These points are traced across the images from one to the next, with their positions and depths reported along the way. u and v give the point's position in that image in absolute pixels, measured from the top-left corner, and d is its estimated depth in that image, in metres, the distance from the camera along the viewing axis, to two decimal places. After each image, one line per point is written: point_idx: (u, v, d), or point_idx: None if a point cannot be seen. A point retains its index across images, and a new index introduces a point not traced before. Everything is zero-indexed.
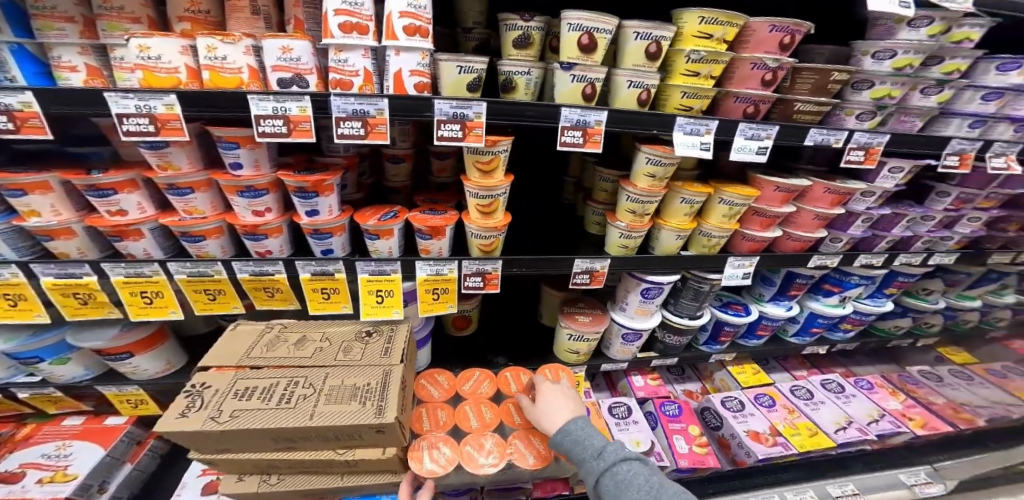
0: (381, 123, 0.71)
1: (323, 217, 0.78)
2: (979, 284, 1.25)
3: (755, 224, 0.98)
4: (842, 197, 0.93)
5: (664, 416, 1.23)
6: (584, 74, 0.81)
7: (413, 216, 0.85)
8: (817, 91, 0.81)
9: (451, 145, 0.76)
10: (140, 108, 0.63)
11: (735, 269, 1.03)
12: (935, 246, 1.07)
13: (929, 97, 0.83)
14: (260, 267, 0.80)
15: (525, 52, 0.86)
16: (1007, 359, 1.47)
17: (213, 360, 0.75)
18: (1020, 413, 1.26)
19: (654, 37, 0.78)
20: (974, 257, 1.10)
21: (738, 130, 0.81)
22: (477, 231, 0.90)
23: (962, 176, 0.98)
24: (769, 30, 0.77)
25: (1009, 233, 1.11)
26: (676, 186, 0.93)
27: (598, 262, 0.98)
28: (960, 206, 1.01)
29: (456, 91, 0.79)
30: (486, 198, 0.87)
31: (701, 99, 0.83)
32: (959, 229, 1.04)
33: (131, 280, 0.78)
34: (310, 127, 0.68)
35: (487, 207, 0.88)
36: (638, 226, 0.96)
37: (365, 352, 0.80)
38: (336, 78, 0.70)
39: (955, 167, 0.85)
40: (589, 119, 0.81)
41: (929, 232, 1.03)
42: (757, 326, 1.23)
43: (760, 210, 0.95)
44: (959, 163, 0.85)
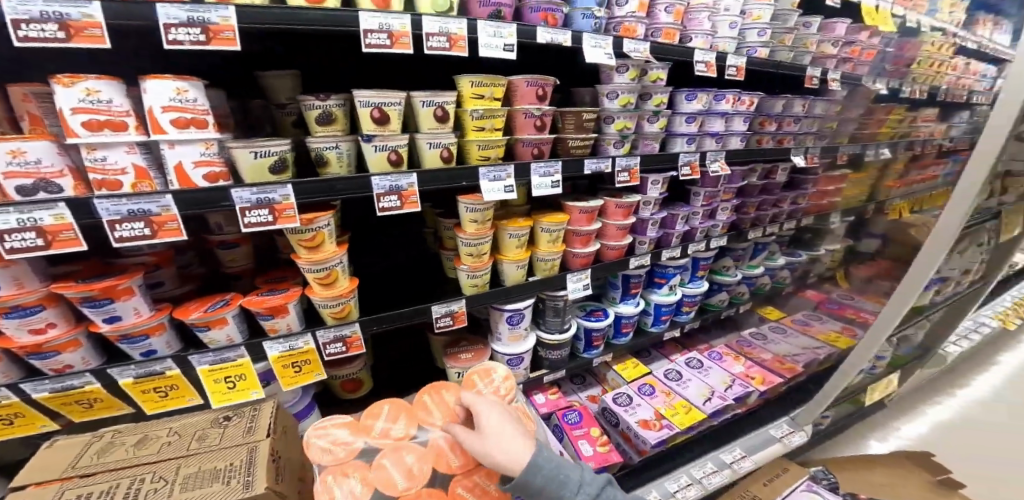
0: (171, 219, 0.69)
1: (128, 320, 0.75)
2: (756, 254, 1.60)
3: (577, 242, 1.18)
4: (629, 208, 1.18)
5: (567, 425, 1.32)
6: (384, 143, 0.87)
7: (247, 301, 0.84)
8: (579, 128, 1.01)
9: (263, 229, 0.77)
10: None
11: (577, 283, 1.21)
12: (710, 232, 1.35)
13: (654, 124, 1.09)
14: (60, 384, 0.73)
15: (330, 127, 0.88)
16: (805, 308, 1.84)
17: (28, 477, 0.64)
18: (823, 353, 1.59)
19: (436, 103, 0.88)
20: (737, 237, 1.38)
21: (533, 169, 0.98)
22: (324, 302, 0.92)
23: (700, 179, 1.27)
24: (526, 86, 0.94)
25: (751, 214, 1.39)
26: (502, 225, 1.08)
27: (455, 303, 1.07)
28: (714, 200, 1.29)
29: (259, 175, 0.78)
30: (321, 271, 0.89)
31: (494, 148, 0.95)
32: (719, 217, 1.33)
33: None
34: (73, 234, 0.64)
35: (325, 279, 0.91)
36: (480, 265, 1.07)
37: (224, 436, 0.76)
38: (99, 179, 0.66)
39: (690, 175, 1.12)
40: (402, 183, 0.88)
41: (701, 224, 1.31)
42: (621, 325, 1.47)
43: (574, 231, 1.15)
44: (692, 171, 1.13)
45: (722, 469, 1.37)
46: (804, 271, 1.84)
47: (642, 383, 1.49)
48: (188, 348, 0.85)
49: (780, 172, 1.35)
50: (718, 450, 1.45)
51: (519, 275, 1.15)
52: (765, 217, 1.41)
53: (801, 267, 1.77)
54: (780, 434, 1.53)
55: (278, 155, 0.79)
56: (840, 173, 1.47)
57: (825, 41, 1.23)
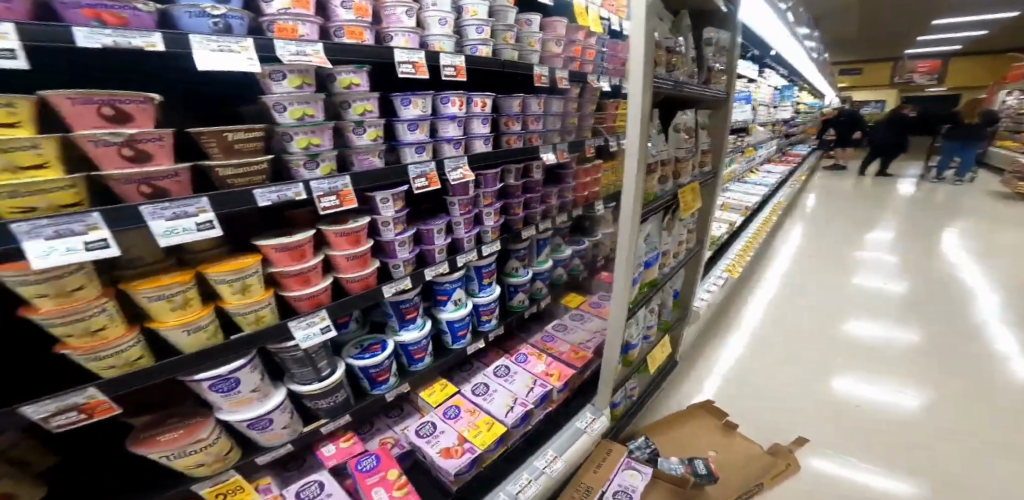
0: None
1: None
2: (541, 250, 1.54)
3: (291, 284, 0.89)
4: (358, 234, 0.94)
5: (359, 474, 1.09)
6: None
7: None
8: (230, 151, 0.73)
9: None
10: None
11: (308, 328, 0.90)
12: (481, 239, 1.23)
13: (364, 137, 0.90)
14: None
15: None
16: (600, 289, 1.96)
17: None
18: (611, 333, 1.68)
19: None
20: (512, 240, 1.30)
21: (146, 213, 0.63)
22: None
23: (450, 187, 1.11)
24: (74, 103, 0.58)
25: (520, 214, 1.32)
26: (128, 286, 0.69)
27: (73, 395, 0.63)
28: (473, 209, 1.17)
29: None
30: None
31: (38, 194, 0.56)
32: (486, 223, 1.22)
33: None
34: None
35: None
36: (99, 343, 0.66)
37: None
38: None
39: (428, 187, 0.96)
40: None
41: (467, 233, 1.18)
42: (411, 352, 1.25)
43: (280, 273, 0.86)
44: (430, 182, 0.97)
45: (536, 478, 1.24)
46: (592, 255, 1.96)
47: (448, 406, 1.33)
48: None
49: (536, 169, 1.32)
50: (530, 458, 1.32)
51: (202, 335, 0.78)
52: (534, 214, 1.38)
53: (587, 253, 1.86)
54: (585, 423, 1.48)
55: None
56: (594, 165, 1.55)
57: (550, 40, 1.22)
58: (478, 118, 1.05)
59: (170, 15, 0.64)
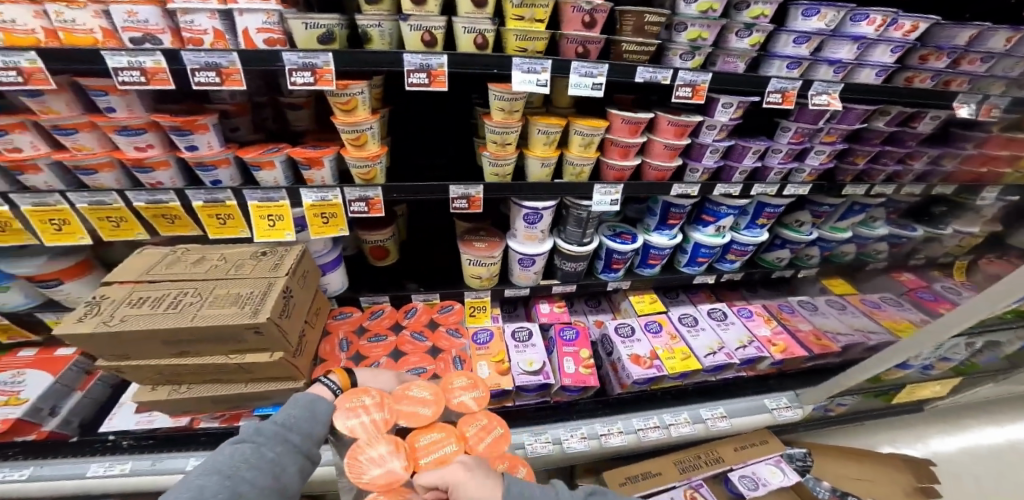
0: (236, 72, 0.80)
1: (204, 152, 0.93)
2: (848, 216, 1.33)
3: (614, 153, 1.10)
4: (685, 128, 1.02)
5: (561, 340, 1.51)
6: (419, 23, 0.87)
7: (292, 150, 1.00)
8: (638, 32, 0.87)
9: (306, 91, 0.85)
10: (5, 61, 0.72)
11: (603, 196, 1.17)
12: (790, 177, 1.12)
13: (743, 40, 0.88)
14: (153, 196, 0.94)
15: (377, 7, 0.90)
16: (890, 291, 1.56)
17: (117, 276, 0.95)
18: (876, 339, 1.41)
19: None
20: (828, 190, 1.13)
21: (572, 68, 0.90)
22: (354, 162, 1.04)
23: (798, 110, 1.00)
24: None
25: (859, 166, 1.12)
26: (533, 119, 1.05)
27: (471, 188, 1.12)
28: (804, 144, 1.05)
29: (310, 42, 0.85)
30: (353, 133, 0.99)
31: (532, 40, 0.91)
32: (808, 161, 1.09)
33: (38, 209, 0.91)
34: (167, 77, 0.77)
35: (357, 140, 1.01)
36: (502, 154, 1.09)
37: (255, 267, 1.02)
38: (187, 37, 0.78)
39: (779, 104, 0.89)
40: (432, 62, 0.90)
41: (781, 164, 1.09)
42: (649, 255, 1.44)
43: (613, 141, 1.07)
44: (783, 100, 0.89)
45: (694, 423, 1.52)
46: (912, 249, 1.54)
47: (651, 320, 1.54)
48: (247, 184, 1.04)
49: (926, 120, 1.06)
50: (699, 405, 1.57)
51: (546, 171, 1.15)
52: (875, 173, 1.15)
53: (906, 244, 1.47)
54: (775, 405, 1.59)
55: (323, 28, 0.84)
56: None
57: None
58: (890, 43, 0.87)
59: None
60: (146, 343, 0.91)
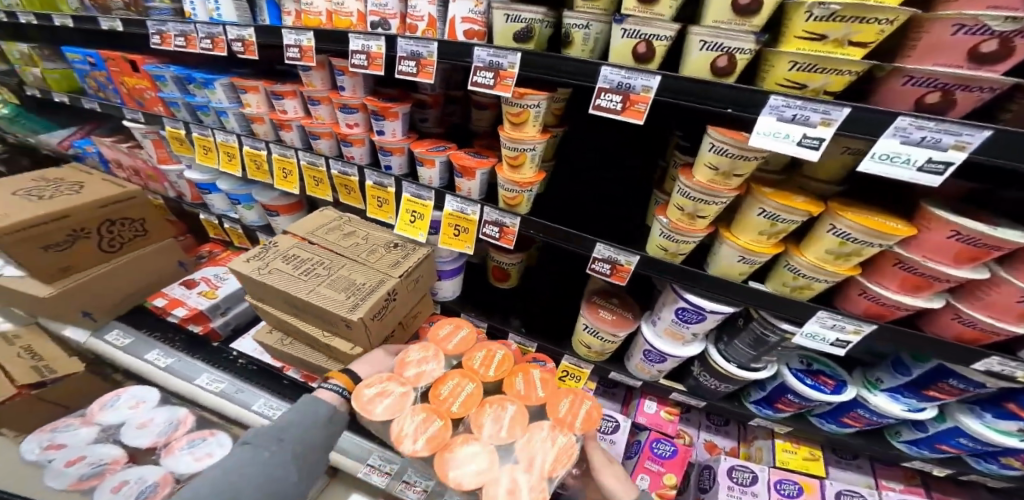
0: (509, 76, 0.90)
1: (387, 137, 1.08)
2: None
3: (890, 281, 0.94)
4: (973, 254, 0.81)
5: (648, 454, 1.44)
6: (637, 29, 0.84)
7: (454, 154, 1.02)
8: None
9: (484, 89, 0.94)
10: (296, 40, 1.09)
11: (826, 328, 1.05)
12: None
13: None
14: (345, 167, 1.20)
15: (592, 5, 0.91)
16: None
17: (294, 228, 1.15)
18: None
19: (725, 49, 0.81)
20: None
21: (767, 105, 0.79)
22: (506, 183, 0.99)
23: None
24: (956, 31, 0.70)
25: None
26: (759, 196, 0.94)
27: (621, 256, 1.14)
28: None
29: (506, 40, 0.94)
30: (514, 150, 0.94)
31: (822, 76, 0.79)
32: None
33: (282, 158, 1.32)
34: (430, 70, 0.97)
35: (515, 161, 0.96)
36: (681, 226, 1.04)
37: (381, 258, 1.09)
38: (409, 21, 1.02)
39: None
40: (636, 83, 0.86)
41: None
42: (777, 400, 1.39)
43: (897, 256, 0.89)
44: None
45: None
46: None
47: (787, 480, 1.43)
48: (408, 176, 1.16)
49: None
50: None
51: (743, 266, 1.05)
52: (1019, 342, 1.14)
53: None
54: None
55: (522, 21, 0.91)
56: None
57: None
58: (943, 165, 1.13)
59: None
60: (276, 300, 1.05)
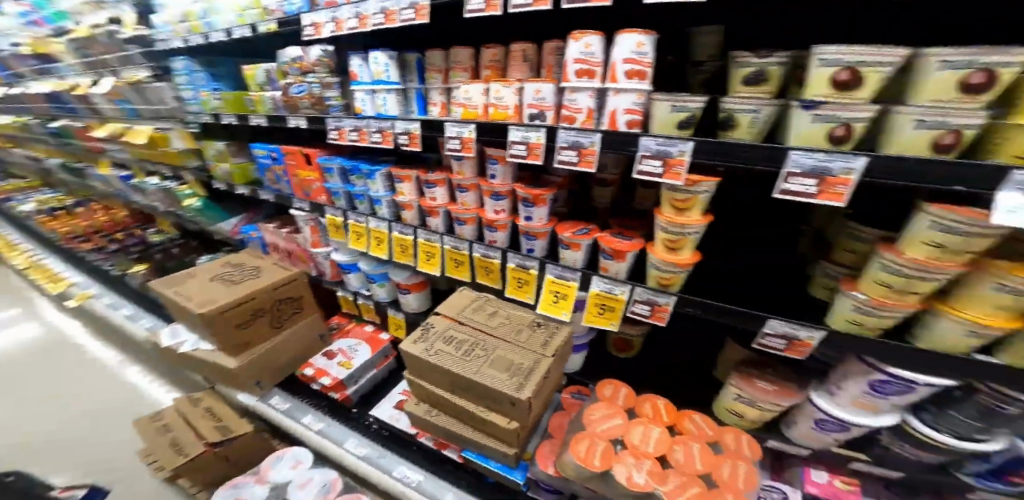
0: (848, 182, 0.61)
1: (890, 302, 0.71)
2: None
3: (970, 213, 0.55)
4: None
5: None
6: (838, 112, 0.59)
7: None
8: None
9: (802, 201, 0.65)
10: (818, 165, 0.62)
11: None
12: None
13: None
14: (794, 329, 0.84)
15: (953, 97, 0.53)
16: None
17: (449, 309, 1.23)
18: None
19: (839, 64, 0.56)
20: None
21: (795, 155, 0.63)
22: None
23: None
24: None
25: None
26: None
27: None
28: None
29: (911, 148, 0.58)
30: None
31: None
32: None
33: (580, 270, 1.12)
34: (846, 191, 0.61)
35: None
36: None
37: (529, 338, 1.13)
38: (946, 148, 0.55)
39: None
40: (837, 165, 0.61)
41: None
42: None
43: None
44: None
45: None
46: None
47: None
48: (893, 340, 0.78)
49: None
50: None
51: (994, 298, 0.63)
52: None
53: None
54: None
55: (842, 123, 0.60)
56: None
57: None
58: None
59: None
60: (439, 379, 1.14)
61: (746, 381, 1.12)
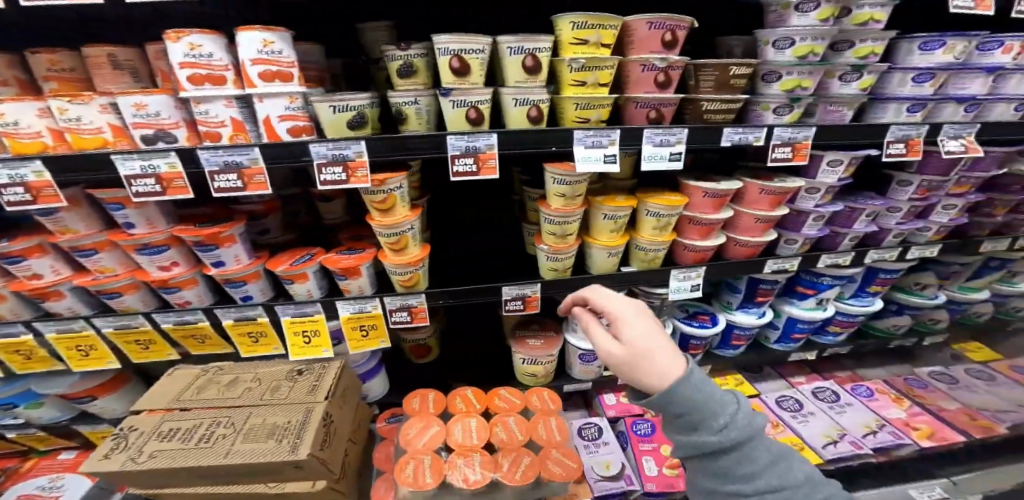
0: (491, 157, 0.78)
1: (563, 247, 0.95)
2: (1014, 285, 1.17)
3: (693, 232, 0.98)
4: (665, 75, 0.79)
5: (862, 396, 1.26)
6: (462, 98, 0.74)
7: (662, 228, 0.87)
8: (720, 88, 0.83)
9: (467, 180, 0.78)
10: (467, 149, 0.76)
11: (659, 148, 0.83)
12: (913, 238, 1.02)
13: (957, 108, 0.89)
14: (522, 288, 0.99)
15: (535, 78, 0.76)
16: None
17: (148, 404, 0.89)
18: None
19: (468, 104, 0.75)
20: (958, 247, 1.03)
21: (574, 139, 0.79)
22: (648, 246, 0.98)
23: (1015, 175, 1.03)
24: (649, 28, 0.75)
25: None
26: (690, 97, 0.84)
27: (792, 262, 1.00)
28: None
29: (518, 122, 0.79)
30: (669, 218, 0.94)
31: (593, 28, 0.72)
32: (935, 218, 0.98)
33: (297, 320, 0.93)
34: (494, 164, 0.78)
35: (662, 227, 0.95)
36: (560, 248, 0.95)
37: (289, 390, 0.93)
38: (535, 114, 0.79)
39: (962, 151, 0.86)
40: (480, 144, 0.77)
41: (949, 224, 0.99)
42: (731, 336, 1.26)
43: (693, 218, 0.95)
44: (966, 147, 0.87)
45: None
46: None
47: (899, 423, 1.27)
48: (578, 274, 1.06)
49: None
50: None
51: (615, 225, 0.95)
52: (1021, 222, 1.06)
53: None
54: None
55: (471, 106, 0.76)
56: None
57: None
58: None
59: (894, 46, 0.87)
60: (173, 481, 0.81)
61: (521, 343, 1.24)
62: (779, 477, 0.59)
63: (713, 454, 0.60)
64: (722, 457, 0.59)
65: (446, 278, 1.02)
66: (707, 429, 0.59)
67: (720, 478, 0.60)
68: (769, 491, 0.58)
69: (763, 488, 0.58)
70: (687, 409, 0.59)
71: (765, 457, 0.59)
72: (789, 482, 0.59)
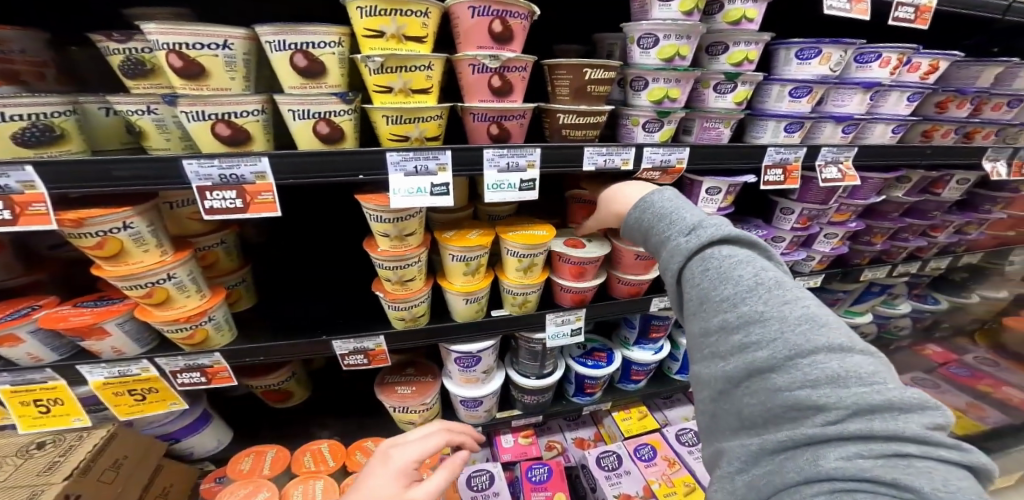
0: (265, 190, 0.56)
1: (406, 294, 0.77)
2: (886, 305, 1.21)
3: (566, 271, 0.87)
4: (504, 78, 0.62)
5: None
6: (200, 109, 0.50)
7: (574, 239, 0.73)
8: (577, 95, 0.67)
9: (230, 220, 0.56)
10: (226, 179, 0.54)
11: (502, 173, 0.66)
12: (798, 268, 1.01)
13: (841, 132, 0.81)
14: (360, 342, 0.80)
15: (322, 79, 0.55)
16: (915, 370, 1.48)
17: None
18: None
19: (211, 116, 0.51)
20: (844, 275, 1.06)
21: (389, 166, 0.60)
22: (513, 289, 0.84)
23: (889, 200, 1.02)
24: (471, 15, 0.57)
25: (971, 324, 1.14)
26: (546, 106, 0.68)
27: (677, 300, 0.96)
28: (975, 122, 0.91)
29: (306, 141, 0.58)
30: (528, 258, 0.79)
31: (390, 15, 0.53)
32: (818, 248, 0.97)
33: (20, 389, 0.69)
34: (270, 198, 0.56)
35: (526, 267, 0.81)
36: (400, 296, 0.76)
37: (11, 474, 0.66)
38: (327, 130, 0.57)
39: (841, 178, 0.79)
40: (243, 171, 0.54)
41: (831, 252, 0.98)
42: (631, 371, 1.22)
43: (562, 256, 0.83)
44: (844, 174, 0.80)
45: None
46: (934, 319, 1.58)
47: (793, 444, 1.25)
48: (437, 318, 0.88)
49: None
50: None
51: (469, 264, 0.78)
52: (899, 251, 1.09)
53: (930, 317, 1.55)
54: None
55: (218, 118, 0.52)
56: None
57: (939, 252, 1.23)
58: (906, 88, 0.80)
59: (772, 53, 0.77)
60: None
61: (389, 391, 1.03)
62: (767, 303, 0.45)
63: (690, 276, 0.53)
64: (697, 264, 0.52)
65: (271, 317, 0.83)
66: (676, 234, 0.56)
67: (701, 304, 0.51)
68: (756, 321, 0.45)
69: (747, 316, 0.46)
70: (655, 217, 0.60)
71: (750, 278, 0.48)
72: (786, 316, 0.44)
